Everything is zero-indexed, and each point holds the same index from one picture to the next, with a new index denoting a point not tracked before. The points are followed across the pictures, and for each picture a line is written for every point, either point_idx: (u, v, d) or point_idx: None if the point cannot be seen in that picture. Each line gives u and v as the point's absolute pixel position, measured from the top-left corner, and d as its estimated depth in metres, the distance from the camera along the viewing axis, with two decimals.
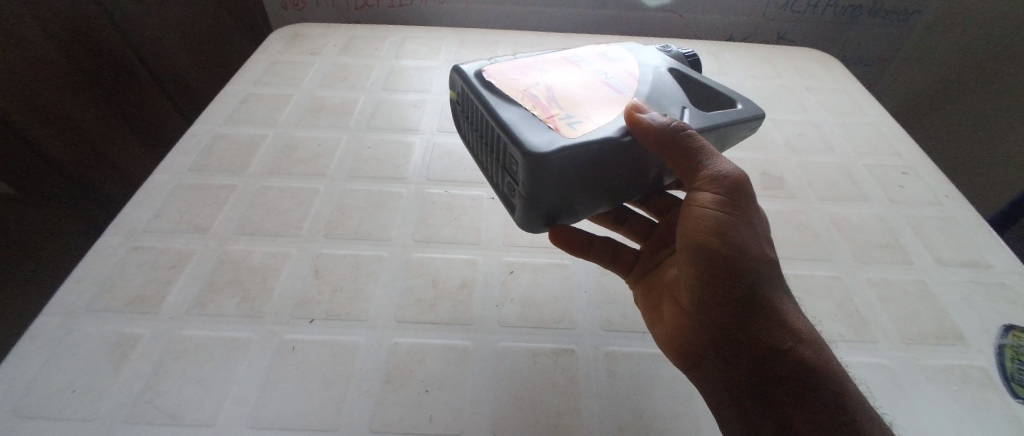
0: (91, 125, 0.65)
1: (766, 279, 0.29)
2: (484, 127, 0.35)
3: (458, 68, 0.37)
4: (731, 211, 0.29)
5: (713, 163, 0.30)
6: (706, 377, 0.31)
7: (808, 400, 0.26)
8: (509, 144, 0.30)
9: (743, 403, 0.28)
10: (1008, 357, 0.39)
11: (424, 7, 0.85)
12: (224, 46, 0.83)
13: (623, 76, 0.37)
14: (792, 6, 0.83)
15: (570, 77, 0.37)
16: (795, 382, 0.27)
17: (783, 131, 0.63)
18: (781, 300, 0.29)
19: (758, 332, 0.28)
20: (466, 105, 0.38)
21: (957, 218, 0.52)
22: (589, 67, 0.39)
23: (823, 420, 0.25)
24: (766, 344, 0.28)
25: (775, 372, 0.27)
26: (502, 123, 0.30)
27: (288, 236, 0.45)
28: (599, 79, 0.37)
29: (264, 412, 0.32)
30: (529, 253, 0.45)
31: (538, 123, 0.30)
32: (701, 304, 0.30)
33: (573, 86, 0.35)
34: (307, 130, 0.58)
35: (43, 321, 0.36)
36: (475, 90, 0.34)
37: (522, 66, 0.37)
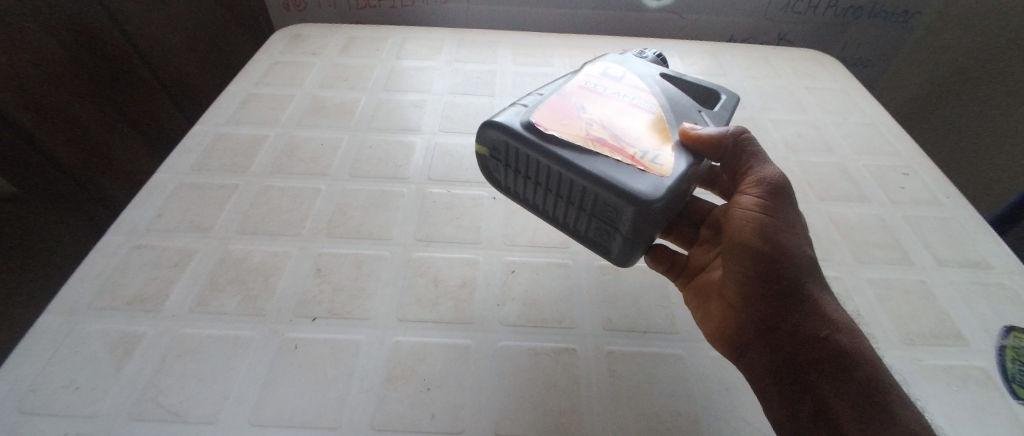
0: (92, 124, 0.65)
1: (805, 273, 0.31)
2: (552, 177, 0.36)
3: (496, 124, 0.36)
4: (774, 211, 0.32)
5: (761, 170, 0.34)
6: (749, 366, 0.32)
7: (844, 382, 0.27)
8: (609, 196, 0.32)
9: (783, 387, 0.29)
10: (1008, 358, 0.39)
11: (424, 8, 0.86)
12: (227, 48, 0.83)
13: (639, 96, 0.42)
14: (792, 7, 0.83)
15: (605, 108, 0.40)
16: (830, 366, 0.28)
17: (782, 131, 0.63)
18: (820, 292, 0.31)
19: (797, 319, 0.30)
20: (509, 155, 0.38)
21: (956, 218, 0.52)
22: (607, 93, 0.42)
23: (859, 400, 0.26)
24: (805, 330, 0.29)
25: (813, 356, 0.29)
26: (594, 176, 0.32)
27: (289, 236, 0.46)
28: (627, 103, 0.41)
29: (265, 410, 0.32)
30: (530, 252, 0.46)
31: (621, 168, 0.33)
32: (746, 296, 0.32)
33: (617, 118, 0.38)
34: (309, 130, 0.58)
35: (45, 319, 0.37)
36: (534, 145, 0.34)
37: (558, 106, 0.38)
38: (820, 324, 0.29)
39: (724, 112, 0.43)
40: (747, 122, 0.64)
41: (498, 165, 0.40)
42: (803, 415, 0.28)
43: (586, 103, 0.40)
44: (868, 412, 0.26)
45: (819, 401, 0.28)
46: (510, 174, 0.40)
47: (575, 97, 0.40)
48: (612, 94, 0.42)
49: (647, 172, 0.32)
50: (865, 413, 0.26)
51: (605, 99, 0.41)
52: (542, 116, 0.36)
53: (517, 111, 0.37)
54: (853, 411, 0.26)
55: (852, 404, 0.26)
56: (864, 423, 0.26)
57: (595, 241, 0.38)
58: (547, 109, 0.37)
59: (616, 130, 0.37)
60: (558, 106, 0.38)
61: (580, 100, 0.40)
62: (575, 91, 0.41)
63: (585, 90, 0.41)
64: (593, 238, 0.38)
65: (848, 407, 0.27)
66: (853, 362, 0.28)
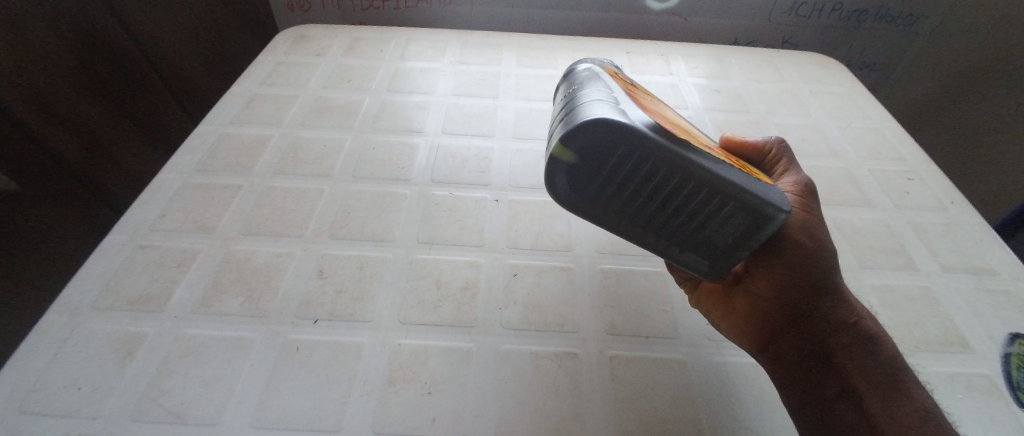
0: (95, 121, 0.65)
1: (834, 264, 0.31)
2: (669, 188, 0.27)
3: (617, 121, 0.24)
4: (812, 207, 0.33)
5: (794, 173, 0.36)
6: (779, 356, 0.32)
7: (867, 364, 0.30)
8: (756, 205, 0.27)
9: (815, 372, 0.31)
10: (1013, 366, 0.38)
11: (429, 9, 0.86)
12: (231, 47, 0.83)
13: (657, 103, 0.39)
14: (797, 10, 0.83)
15: (662, 113, 0.34)
16: (856, 350, 0.30)
17: (787, 135, 0.63)
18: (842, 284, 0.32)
19: (829, 309, 0.31)
20: (605, 164, 0.26)
21: (961, 224, 0.51)
22: (640, 96, 0.36)
23: (880, 380, 0.29)
24: (836, 320, 0.31)
25: (840, 344, 0.30)
26: (740, 184, 0.26)
27: (292, 236, 0.46)
28: (665, 110, 0.37)
29: (267, 412, 0.32)
30: (533, 255, 0.46)
31: (741, 174, 0.29)
32: (783, 288, 0.31)
33: (686, 128, 0.34)
34: (312, 131, 0.59)
35: (49, 319, 0.37)
36: (672, 149, 0.25)
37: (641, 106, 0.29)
38: (849, 313, 0.31)
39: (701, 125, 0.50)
40: (751, 125, 0.64)
41: (567, 179, 0.27)
42: (829, 395, 0.30)
43: (651, 108, 0.33)
44: (889, 391, 0.29)
45: (846, 382, 0.29)
46: (584, 192, 0.28)
47: (634, 97, 0.32)
48: (644, 98, 0.37)
49: (760, 180, 0.30)
50: (888, 391, 0.29)
51: (651, 104, 0.35)
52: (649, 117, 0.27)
53: (616, 106, 0.26)
54: (877, 390, 0.29)
55: (875, 383, 0.29)
56: (886, 400, 0.28)
57: (688, 258, 0.31)
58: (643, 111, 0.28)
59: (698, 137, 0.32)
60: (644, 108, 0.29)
61: (646, 105, 0.32)
62: (627, 90, 0.33)
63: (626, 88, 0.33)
64: (687, 254, 0.31)
65: (871, 386, 0.29)
66: (877, 347, 0.30)
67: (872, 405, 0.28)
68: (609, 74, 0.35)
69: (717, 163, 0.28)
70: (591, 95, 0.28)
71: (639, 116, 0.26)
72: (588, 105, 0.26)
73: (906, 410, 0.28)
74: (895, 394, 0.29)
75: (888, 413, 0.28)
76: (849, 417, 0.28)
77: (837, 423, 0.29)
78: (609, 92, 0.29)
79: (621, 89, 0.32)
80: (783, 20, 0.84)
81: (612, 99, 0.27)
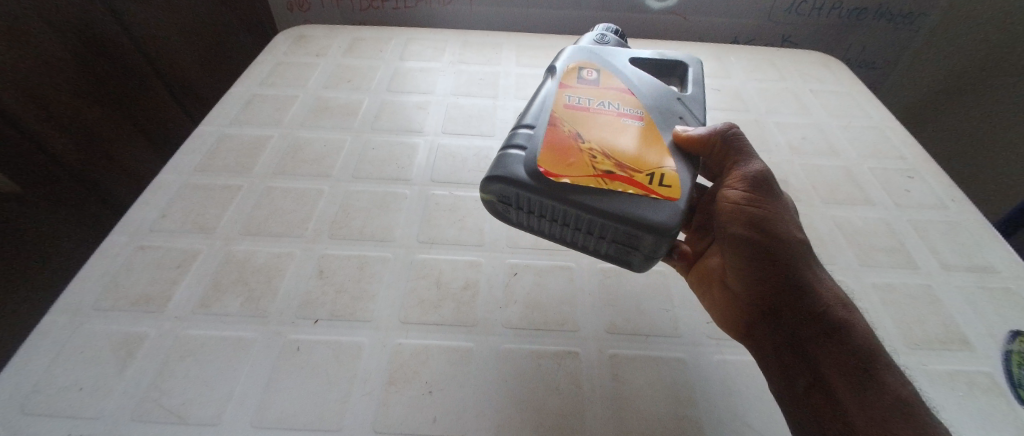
0: (93, 122, 0.65)
1: (796, 252, 0.32)
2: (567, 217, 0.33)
3: (506, 183, 0.33)
4: (763, 203, 0.33)
5: (745, 165, 0.36)
6: (757, 345, 0.33)
7: (843, 352, 0.29)
8: (637, 230, 0.32)
9: (789, 363, 0.30)
10: (1014, 363, 0.39)
11: (428, 9, 0.85)
12: (232, 49, 0.84)
13: (620, 95, 0.42)
14: (797, 9, 0.83)
15: (598, 120, 0.39)
16: (830, 338, 0.29)
17: (786, 134, 0.63)
18: (812, 273, 0.32)
19: (796, 297, 0.31)
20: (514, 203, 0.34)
21: (962, 222, 0.51)
22: (593, 97, 0.41)
23: (856, 368, 0.28)
24: (805, 308, 0.30)
25: (810, 331, 0.30)
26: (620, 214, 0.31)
27: (292, 237, 0.46)
28: (619, 109, 0.40)
29: (268, 412, 0.32)
30: (533, 254, 0.45)
31: (633, 196, 0.33)
32: (746, 278, 0.33)
33: (619, 137, 0.37)
34: (312, 131, 0.59)
35: (50, 319, 0.37)
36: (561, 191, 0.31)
37: (552, 137, 0.36)
38: (813, 300, 0.31)
39: (697, 86, 0.46)
40: (751, 124, 0.64)
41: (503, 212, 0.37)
42: (799, 384, 0.29)
43: (581, 121, 0.38)
44: (862, 379, 0.27)
45: (815, 370, 0.29)
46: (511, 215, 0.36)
47: (563, 115, 0.38)
48: (598, 97, 0.41)
49: (658, 197, 0.33)
50: (859, 381, 0.27)
51: (598, 108, 0.40)
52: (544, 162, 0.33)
53: (516, 154, 0.34)
54: (848, 380, 0.28)
55: (844, 370, 0.28)
56: (857, 388, 0.27)
57: (612, 261, 0.37)
58: (546, 149, 0.34)
59: (621, 152, 0.36)
60: (554, 139, 0.35)
61: (572, 120, 0.38)
62: (563, 105, 0.39)
63: (572, 105, 0.40)
64: (611, 258, 0.37)
65: (840, 375, 0.28)
66: (846, 336, 0.29)
67: (842, 394, 0.27)
68: (560, 87, 0.42)
69: (598, 191, 0.33)
70: (511, 138, 0.37)
71: (526, 164, 0.34)
72: (502, 152, 0.36)
73: (876, 399, 0.26)
74: (868, 384, 0.27)
75: (857, 402, 0.27)
76: (817, 405, 0.28)
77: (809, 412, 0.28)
78: (530, 130, 0.37)
79: (550, 113, 0.38)
80: (783, 18, 0.84)
81: (521, 142, 0.36)
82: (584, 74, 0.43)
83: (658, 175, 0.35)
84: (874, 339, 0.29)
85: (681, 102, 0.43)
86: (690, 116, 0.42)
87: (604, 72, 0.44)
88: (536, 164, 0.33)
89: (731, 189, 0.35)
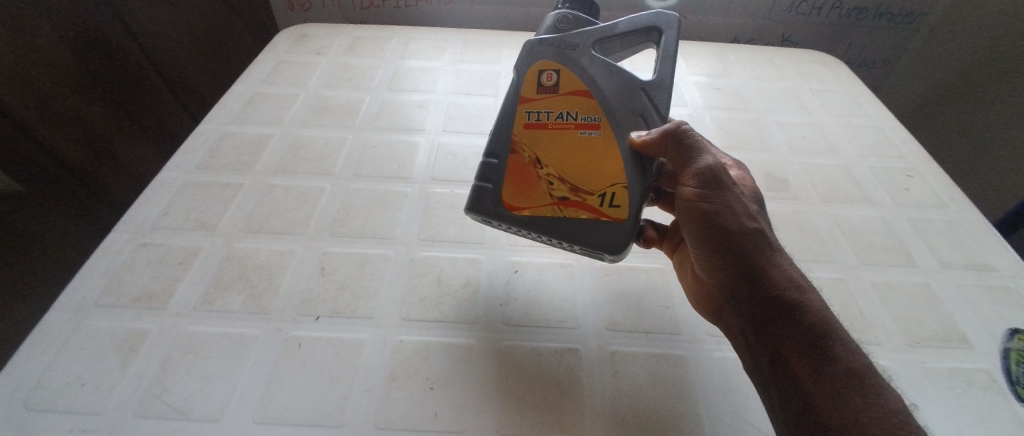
0: (93, 120, 0.65)
1: (750, 242, 0.31)
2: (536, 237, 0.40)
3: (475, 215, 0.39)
4: (715, 198, 0.32)
5: (694, 160, 0.34)
6: (730, 328, 0.34)
7: (795, 334, 0.28)
8: (586, 249, 0.38)
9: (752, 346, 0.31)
10: (1013, 361, 0.39)
11: (428, 8, 0.86)
12: (233, 47, 0.84)
13: (579, 98, 0.40)
14: (797, 9, 0.83)
15: (556, 138, 0.39)
16: (783, 322, 0.29)
17: (786, 134, 0.63)
18: (769, 259, 0.31)
19: (749, 285, 0.31)
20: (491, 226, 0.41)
21: (961, 221, 0.51)
22: (553, 108, 0.40)
23: (808, 349, 0.28)
24: (758, 294, 0.30)
25: (763, 316, 0.30)
26: (572, 237, 0.38)
27: (294, 234, 0.46)
28: (576, 119, 0.39)
29: (270, 408, 0.32)
30: (533, 252, 0.46)
31: (585, 221, 0.37)
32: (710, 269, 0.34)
33: (577, 153, 0.39)
34: (313, 129, 0.59)
35: (52, 316, 0.37)
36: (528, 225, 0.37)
37: (514, 166, 0.39)
38: (768, 286, 0.30)
39: (668, 60, 0.39)
40: (751, 123, 0.64)
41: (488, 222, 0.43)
42: (764, 369, 0.30)
43: (541, 142, 0.39)
44: (815, 359, 0.27)
45: (775, 354, 0.29)
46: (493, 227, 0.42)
47: (522, 138, 0.40)
48: (558, 107, 0.40)
49: (607, 219, 0.37)
50: (817, 361, 0.27)
51: (557, 123, 0.40)
52: (509, 198, 0.38)
53: (483, 189, 0.39)
54: (806, 362, 0.28)
55: (802, 351, 0.28)
56: (815, 369, 0.27)
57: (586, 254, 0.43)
58: (508, 181, 0.39)
59: (581, 168, 0.38)
60: (515, 168, 0.39)
61: (532, 143, 0.39)
62: (523, 125, 0.40)
63: (531, 123, 0.40)
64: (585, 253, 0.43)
65: (800, 356, 0.28)
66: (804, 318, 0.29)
67: (802, 376, 0.28)
68: (521, 101, 0.41)
69: (554, 218, 0.38)
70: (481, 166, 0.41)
71: (493, 200, 0.39)
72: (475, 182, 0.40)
73: (832, 376, 0.27)
74: (826, 362, 0.27)
75: (815, 383, 0.27)
76: (781, 388, 0.28)
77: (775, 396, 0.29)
78: (496, 157, 0.40)
79: (510, 137, 0.40)
80: (783, 18, 0.85)
81: (488, 172, 0.40)
82: (543, 79, 0.41)
83: (610, 194, 0.37)
84: (832, 317, 0.29)
85: (644, 94, 0.38)
86: (653, 111, 0.38)
87: (565, 70, 0.41)
88: (501, 197, 0.39)
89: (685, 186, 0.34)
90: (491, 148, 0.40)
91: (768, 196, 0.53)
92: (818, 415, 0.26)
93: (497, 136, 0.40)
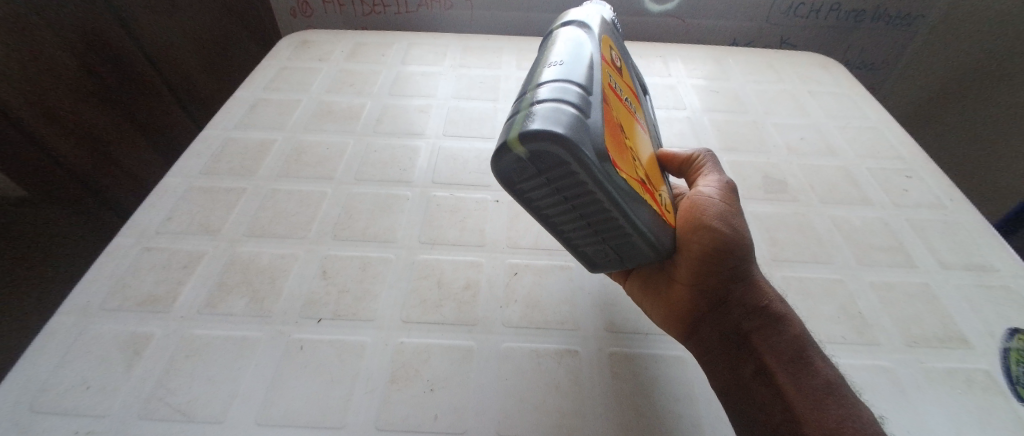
0: (102, 127, 0.67)
1: (750, 254, 0.34)
2: (588, 217, 0.28)
3: (568, 142, 0.21)
4: (730, 204, 0.35)
5: (713, 176, 0.38)
6: (702, 341, 0.34)
7: (780, 344, 0.32)
8: (648, 242, 0.31)
9: (733, 355, 0.33)
10: (1012, 361, 0.39)
11: (430, 14, 0.87)
12: (234, 54, 0.85)
13: (633, 94, 0.40)
14: (795, 12, 0.84)
15: (627, 116, 0.35)
16: (769, 331, 0.32)
17: (785, 135, 0.63)
18: (758, 273, 0.34)
19: (742, 294, 0.33)
20: (557, 173, 0.24)
21: (960, 221, 0.52)
22: (621, 87, 0.37)
23: (791, 359, 0.31)
24: (750, 303, 0.33)
25: (751, 325, 0.33)
26: (647, 224, 0.30)
27: (297, 238, 0.46)
28: (634, 111, 0.39)
29: (273, 409, 0.33)
30: (533, 255, 0.46)
31: (657, 216, 0.31)
32: (701, 274, 0.33)
33: (638, 143, 0.36)
34: (315, 134, 0.59)
35: (58, 320, 0.37)
36: (615, 192, 0.26)
37: (608, 118, 0.29)
38: (760, 297, 0.33)
39: (655, 116, 0.51)
40: (749, 126, 0.65)
41: (517, 173, 0.24)
42: (745, 376, 0.32)
43: (618, 110, 0.33)
44: (799, 368, 0.31)
45: (760, 362, 0.32)
46: (534, 181, 0.25)
47: (610, 95, 0.32)
48: (624, 90, 0.38)
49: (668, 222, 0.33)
50: (800, 371, 0.31)
51: (625, 104, 0.36)
52: (608, 150, 0.26)
53: (578, 118, 0.24)
54: (789, 370, 0.31)
55: (786, 361, 0.31)
56: (797, 377, 0.30)
57: (587, 252, 0.34)
58: (608, 132, 0.27)
59: (643, 163, 0.35)
60: (610, 122, 0.29)
61: (615, 107, 0.32)
62: (608, 83, 0.33)
63: (609, 87, 0.33)
64: (588, 250, 0.34)
65: (783, 365, 0.31)
66: (787, 329, 0.32)
67: (785, 382, 0.30)
68: (604, 61, 0.35)
69: (642, 202, 0.29)
70: (548, 91, 0.26)
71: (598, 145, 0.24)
72: (553, 105, 0.24)
73: (814, 387, 0.30)
74: (808, 372, 0.31)
75: (801, 392, 0.30)
76: (764, 398, 0.30)
77: (754, 404, 0.31)
78: (585, 93, 0.27)
79: (601, 84, 0.31)
80: (781, 21, 0.85)
81: (575, 100, 0.25)
82: (612, 56, 0.39)
83: (664, 199, 0.35)
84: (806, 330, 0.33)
85: (654, 130, 0.47)
86: (656, 141, 0.46)
87: (623, 64, 0.42)
88: (604, 147, 0.25)
89: (700, 190, 0.37)
90: (582, 77, 0.29)
91: (766, 197, 0.54)
92: (801, 422, 0.29)
93: (590, 73, 0.30)
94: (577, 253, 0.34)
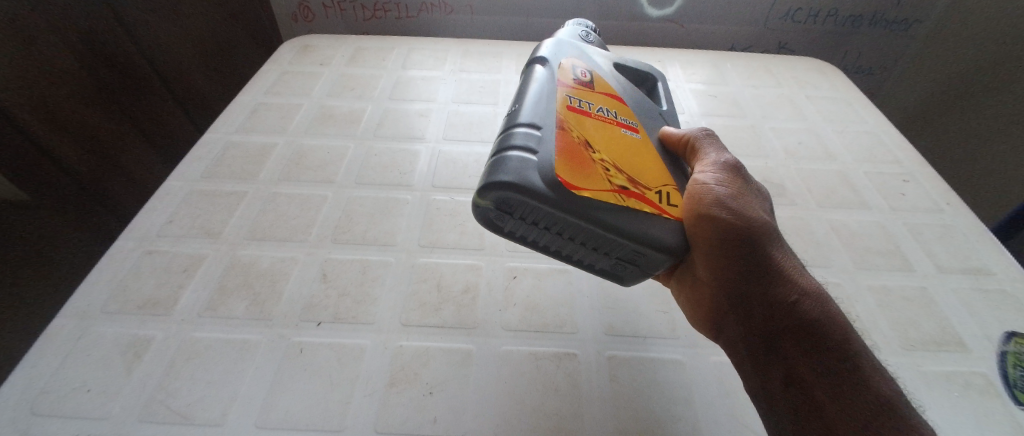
0: (104, 130, 0.67)
1: (764, 242, 0.33)
2: (582, 239, 0.30)
3: (507, 185, 0.27)
4: (733, 191, 0.34)
5: (718, 161, 0.37)
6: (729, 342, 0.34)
7: (815, 346, 0.29)
8: (651, 250, 0.31)
9: (760, 358, 0.31)
10: (1010, 364, 0.39)
11: (431, 19, 0.87)
12: (235, 59, 0.86)
13: (614, 99, 0.41)
14: (793, 17, 0.84)
15: (600, 125, 0.36)
16: (804, 332, 0.30)
17: (782, 139, 0.64)
18: (784, 265, 0.32)
19: (760, 290, 0.32)
20: (524, 211, 0.28)
21: (957, 224, 0.52)
22: (591, 101, 0.38)
23: (829, 362, 0.29)
24: (771, 298, 0.31)
25: (778, 324, 0.31)
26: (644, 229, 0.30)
27: (298, 240, 0.47)
28: (616, 116, 0.39)
29: (273, 412, 0.33)
30: (532, 258, 0.46)
31: (649, 215, 0.31)
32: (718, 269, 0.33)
33: (622, 147, 0.36)
34: (316, 138, 0.60)
35: (59, 322, 0.38)
36: (581, 213, 0.28)
37: (564, 142, 0.31)
38: (786, 291, 0.31)
39: (670, 103, 0.48)
40: (747, 130, 0.65)
41: (500, 220, 0.29)
42: (776, 384, 0.30)
43: (584, 126, 0.35)
44: (834, 373, 0.28)
45: (791, 367, 0.30)
46: (514, 221, 0.29)
47: (570, 118, 0.34)
48: (596, 101, 0.39)
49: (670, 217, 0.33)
50: (838, 377, 0.28)
51: (598, 115, 0.37)
52: (564, 174, 0.29)
53: (527, 160, 0.29)
54: (824, 376, 0.29)
55: (820, 364, 0.29)
56: (837, 384, 0.28)
57: (610, 276, 0.35)
58: (559, 159, 0.30)
59: (632, 166, 0.35)
60: (565, 148, 0.31)
61: (578, 125, 0.34)
62: (567, 106, 0.35)
63: (576, 108, 0.36)
64: (610, 275, 0.35)
65: (818, 370, 0.29)
66: (826, 329, 0.30)
67: (818, 388, 0.28)
68: (563, 85, 0.38)
69: (618, 207, 0.30)
70: (509, 142, 0.31)
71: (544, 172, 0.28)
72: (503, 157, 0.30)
73: (854, 393, 0.27)
74: (849, 378, 0.28)
75: (834, 398, 0.28)
76: (794, 404, 0.29)
77: (785, 414, 0.29)
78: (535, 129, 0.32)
79: (555, 113, 0.34)
80: (779, 26, 0.86)
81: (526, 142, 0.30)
82: (579, 74, 0.41)
83: (665, 193, 0.35)
84: (851, 326, 0.30)
85: (662, 118, 0.44)
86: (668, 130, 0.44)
87: (597, 73, 0.42)
88: (553, 173, 0.28)
89: (710, 175, 0.36)
90: (534, 116, 0.33)
91: None
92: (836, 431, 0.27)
93: (541, 109, 0.34)
94: (603, 278, 0.35)
